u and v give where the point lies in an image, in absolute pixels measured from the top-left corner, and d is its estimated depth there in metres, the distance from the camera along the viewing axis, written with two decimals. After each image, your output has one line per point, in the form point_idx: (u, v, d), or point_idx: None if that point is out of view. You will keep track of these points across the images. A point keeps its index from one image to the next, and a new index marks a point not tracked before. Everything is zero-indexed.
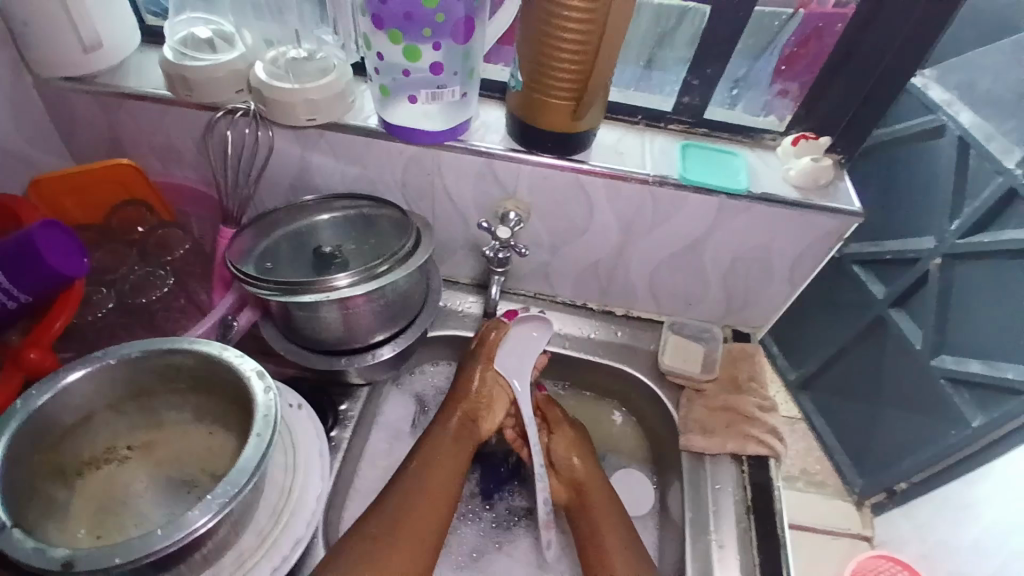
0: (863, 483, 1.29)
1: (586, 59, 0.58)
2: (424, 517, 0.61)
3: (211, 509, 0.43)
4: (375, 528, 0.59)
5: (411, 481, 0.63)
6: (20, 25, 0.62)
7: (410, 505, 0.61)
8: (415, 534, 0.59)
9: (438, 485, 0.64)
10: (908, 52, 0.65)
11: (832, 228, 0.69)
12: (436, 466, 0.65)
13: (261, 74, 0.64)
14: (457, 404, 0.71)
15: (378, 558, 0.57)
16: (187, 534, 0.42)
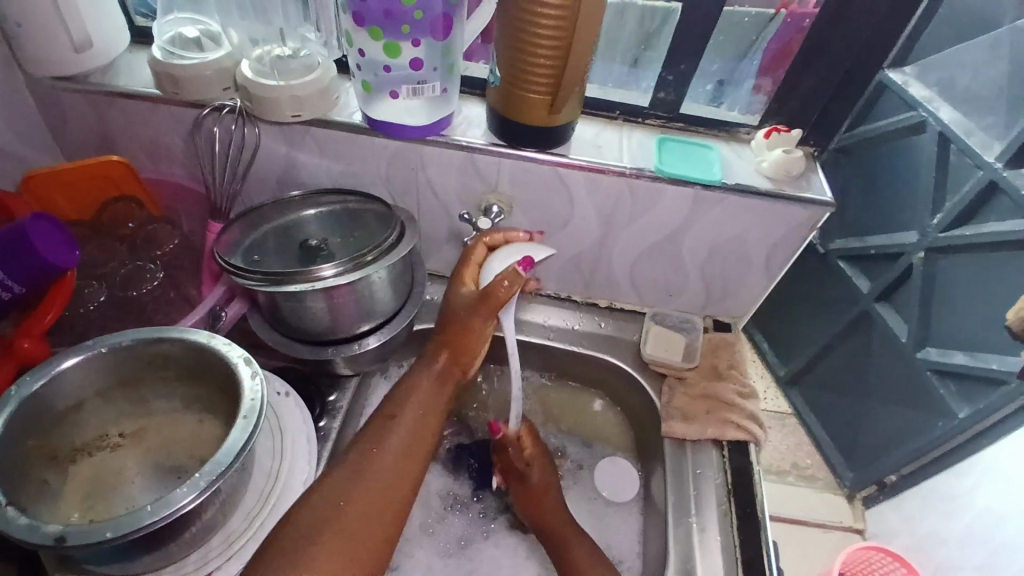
0: (853, 476, 1.55)
1: (561, 55, 0.60)
2: (401, 474, 0.57)
3: (197, 487, 0.45)
4: (339, 485, 0.54)
5: (386, 434, 0.59)
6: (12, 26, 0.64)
7: (384, 460, 0.57)
8: (388, 495, 0.56)
9: (414, 438, 0.60)
10: (872, 45, 0.68)
11: (805, 218, 0.71)
12: (412, 419, 0.61)
13: (248, 72, 0.66)
14: (442, 356, 0.67)
15: (344, 517, 0.52)
16: (175, 510, 0.44)
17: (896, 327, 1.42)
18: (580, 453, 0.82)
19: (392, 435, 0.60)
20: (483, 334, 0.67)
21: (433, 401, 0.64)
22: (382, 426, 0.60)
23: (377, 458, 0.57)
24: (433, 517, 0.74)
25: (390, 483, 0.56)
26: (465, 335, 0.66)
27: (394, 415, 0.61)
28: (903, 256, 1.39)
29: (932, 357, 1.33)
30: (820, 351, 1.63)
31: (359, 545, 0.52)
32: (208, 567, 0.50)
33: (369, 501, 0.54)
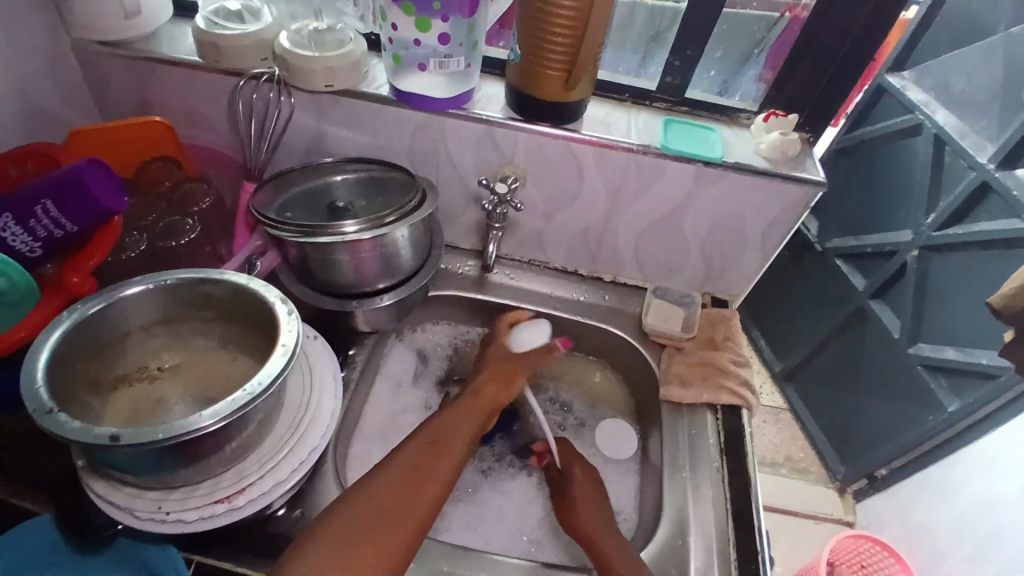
0: (845, 470, 1.58)
1: (577, 35, 0.65)
2: (413, 500, 0.57)
3: (217, 413, 0.48)
4: (362, 498, 0.56)
5: (378, 486, 0.57)
6: None
7: (387, 500, 0.56)
8: (408, 506, 0.56)
9: (407, 500, 0.56)
10: (864, 38, 0.73)
11: (799, 197, 0.76)
12: (420, 466, 0.60)
13: (285, 42, 0.72)
14: (466, 407, 0.68)
15: (363, 524, 0.54)
16: (198, 430, 0.47)
17: (890, 323, 1.47)
18: (584, 413, 0.87)
19: (383, 491, 0.57)
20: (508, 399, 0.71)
21: (435, 450, 0.62)
22: (377, 479, 0.58)
23: (363, 519, 0.54)
24: None
25: (369, 550, 0.52)
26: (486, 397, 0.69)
27: (392, 466, 0.59)
28: (896, 255, 1.44)
29: (924, 352, 1.37)
30: (817, 347, 1.67)
31: (376, 552, 0.52)
32: (243, 481, 0.55)
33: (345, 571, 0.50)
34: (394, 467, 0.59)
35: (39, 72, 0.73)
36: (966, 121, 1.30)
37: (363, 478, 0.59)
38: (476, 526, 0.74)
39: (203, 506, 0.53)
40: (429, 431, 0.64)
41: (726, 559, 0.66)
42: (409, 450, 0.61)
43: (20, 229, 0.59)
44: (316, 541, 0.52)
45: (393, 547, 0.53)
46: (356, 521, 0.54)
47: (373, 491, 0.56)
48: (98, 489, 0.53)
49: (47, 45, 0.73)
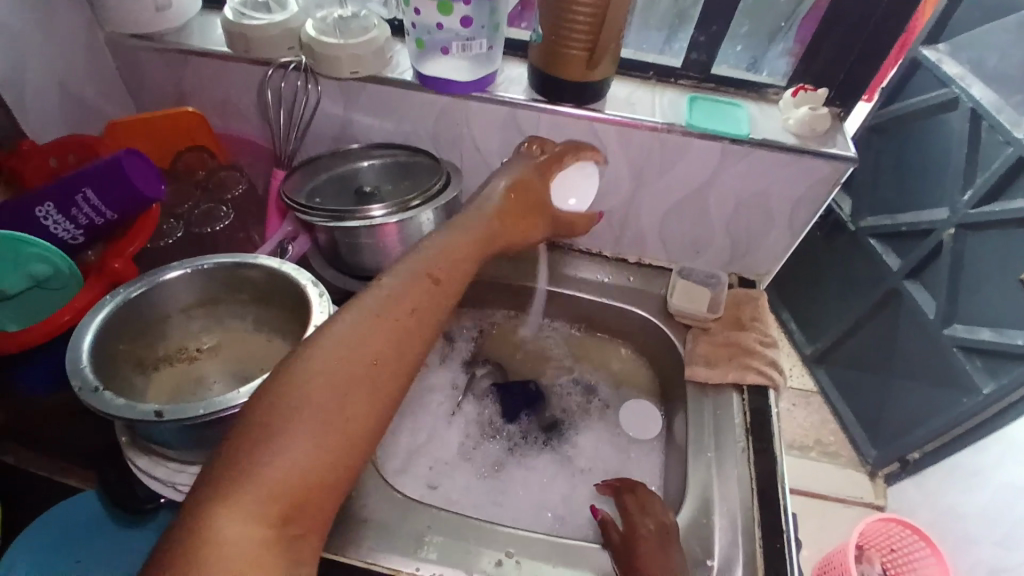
0: (877, 454, 1.55)
1: (599, 13, 0.66)
2: (411, 340, 0.50)
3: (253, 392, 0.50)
4: (348, 329, 0.48)
5: (371, 318, 0.49)
6: None
7: (386, 339, 0.48)
8: (406, 342, 0.49)
9: (414, 332, 0.50)
10: (892, 11, 0.72)
11: (828, 173, 0.74)
12: (421, 303, 0.52)
13: (311, 31, 0.73)
14: (474, 235, 0.60)
15: (358, 361, 0.46)
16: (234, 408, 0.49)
17: (925, 304, 1.43)
18: (608, 395, 0.88)
19: (388, 322, 0.49)
20: (520, 240, 0.66)
21: (444, 283, 0.54)
22: (377, 305, 0.50)
23: (360, 351, 0.47)
24: (471, 445, 0.81)
25: (377, 382, 0.47)
26: (496, 231, 0.63)
27: (391, 292, 0.51)
28: (933, 233, 1.39)
29: (958, 333, 1.34)
30: (847, 331, 1.63)
31: (372, 393, 0.46)
32: None
33: (351, 402, 0.45)
34: (397, 295, 0.51)
35: (77, 62, 0.76)
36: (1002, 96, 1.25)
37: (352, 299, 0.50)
38: (503, 502, 0.76)
39: None
40: (437, 259, 0.56)
41: (751, 536, 0.67)
42: (413, 277, 0.53)
43: (61, 216, 0.61)
44: (316, 368, 0.45)
45: (401, 380, 0.49)
46: (363, 351, 0.47)
47: (377, 318, 0.49)
48: (141, 464, 0.55)
49: (83, 35, 0.76)
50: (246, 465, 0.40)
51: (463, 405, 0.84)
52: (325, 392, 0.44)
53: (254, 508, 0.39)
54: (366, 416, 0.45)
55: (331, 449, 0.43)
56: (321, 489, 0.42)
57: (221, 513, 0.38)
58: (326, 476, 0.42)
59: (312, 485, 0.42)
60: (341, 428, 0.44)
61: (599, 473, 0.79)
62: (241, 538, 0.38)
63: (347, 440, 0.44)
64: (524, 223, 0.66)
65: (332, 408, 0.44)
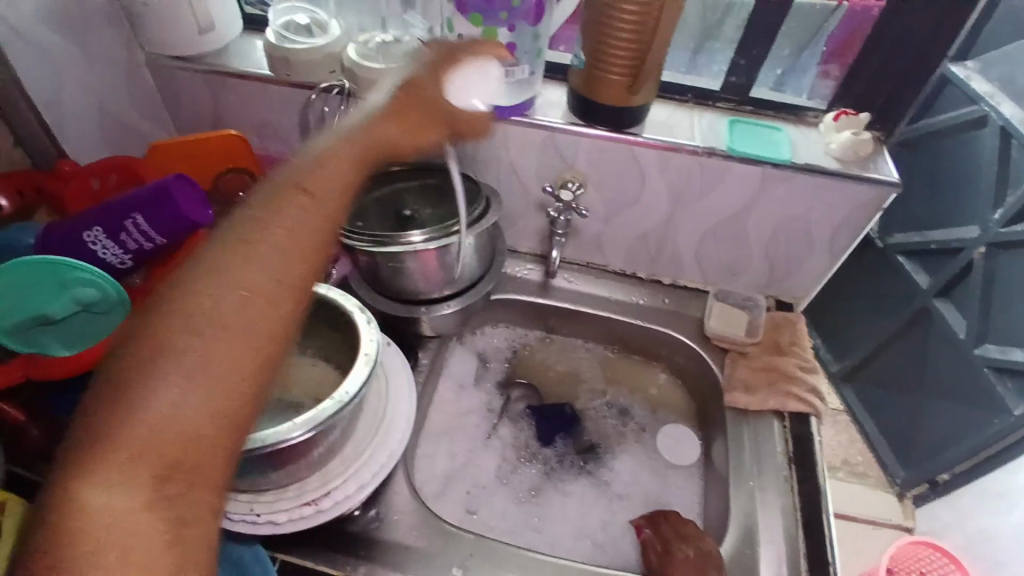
0: (905, 475, 1.53)
1: (641, 41, 0.65)
2: (293, 269, 0.47)
3: (305, 425, 0.50)
4: (214, 263, 0.44)
5: (245, 252, 0.45)
6: (139, 8, 0.72)
7: (266, 272, 0.45)
8: (288, 273, 0.46)
9: (297, 266, 0.47)
10: (936, 36, 0.71)
11: (870, 198, 0.74)
12: (298, 227, 0.48)
13: (353, 54, 0.73)
14: (355, 152, 0.55)
15: (231, 300, 0.43)
16: (286, 441, 0.50)
17: (955, 322, 1.40)
18: (644, 418, 0.87)
19: (260, 255, 0.45)
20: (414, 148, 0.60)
21: (329, 212, 0.51)
22: (251, 240, 0.46)
23: (234, 287, 0.43)
24: (507, 469, 0.80)
25: (263, 323, 0.43)
26: (384, 144, 0.57)
27: (266, 224, 0.47)
28: (962, 252, 1.37)
29: (991, 354, 1.32)
30: (875, 349, 1.60)
31: (255, 331, 0.43)
32: (329, 484, 0.57)
33: (231, 345, 0.42)
34: (274, 228, 0.47)
35: (116, 85, 0.77)
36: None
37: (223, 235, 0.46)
38: (541, 528, 0.75)
39: (292, 508, 0.56)
40: (321, 187, 0.51)
41: (798, 570, 0.66)
42: (288, 207, 0.49)
43: (110, 241, 0.62)
44: (180, 313, 0.41)
45: (290, 317, 0.45)
46: (240, 293, 0.43)
47: (251, 254, 0.45)
48: None
49: (123, 59, 0.77)
50: (109, 428, 0.37)
51: (498, 427, 0.84)
52: (195, 336, 0.41)
53: (127, 469, 0.37)
54: (246, 358, 0.42)
55: (212, 398, 0.40)
56: (204, 442, 0.40)
57: (91, 479, 0.36)
58: (210, 428, 0.40)
59: (194, 439, 0.39)
60: (221, 373, 0.41)
61: (637, 499, 0.79)
62: (121, 503, 0.36)
63: (229, 386, 0.41)
64: (423, 131, 0.59)
65: (207, 355, 0.41)
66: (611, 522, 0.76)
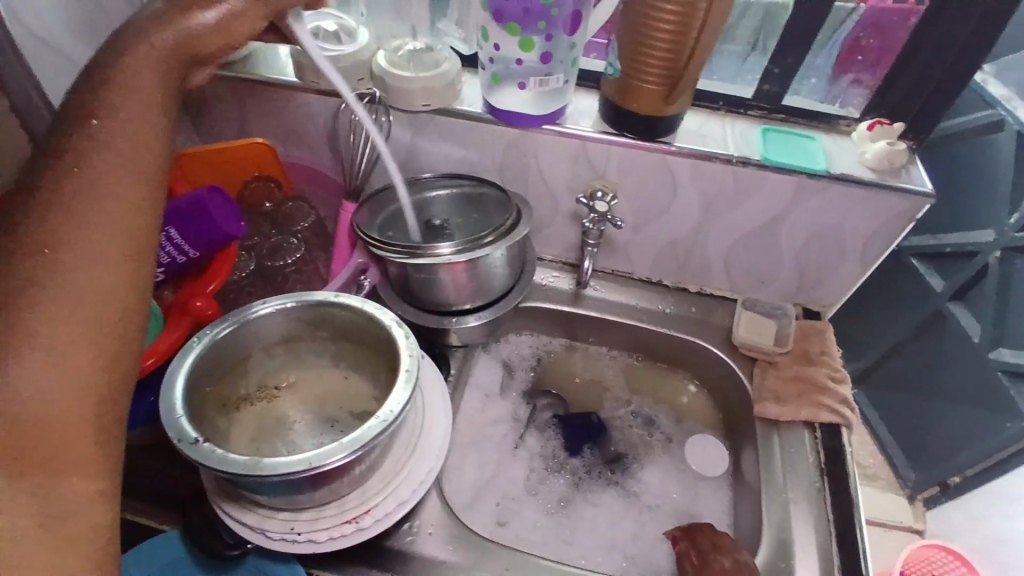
0: (917, 478, 1.53)
1: (677, 50, 0.64)
2: (132, 235, 0.45)
3: (347, 449, 0.50)
4: (47, 234, 0.42)
5: (80, 225, 0.43)
6: None
7: (105, 244, 0.43)
8: (130, 238, 0.45)
9: (139, 231, 0.46)
10: (974, 46, 0.70)
11: (904, 208, 0.73)
12: (121, 183, 0.45)
13: (382, 62, 0.72)
14: (141, 74, 0.48)
15: (72, 281, 0.42)
16: (332, 464, 0.49)
17: (969, 326, 1.37)
18: (670, 427, 0.86)
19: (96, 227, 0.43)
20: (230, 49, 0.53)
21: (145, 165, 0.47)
22: (71, 212, 0.43)
23: (79, 267, 0.42)
24: (536, 479, 0.80)
25: (112, 301, 0.44)
26: (169, 45, 0.49)
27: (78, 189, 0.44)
28: (977, 256, 1.34)
29: (1005, 358, 1.29)
30: (883, 355, 1.56)
31: (106, 309, 0.43)
32: (370, 502, 0.56)
33: (79, 328, 0.42)
34: (89, 193, 0.44)
35: None
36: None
37: (40, 201, 0.42)
38: (572, 540, 0.74)
39: (333, 527, 0.55)
40: (124, 139, 0.47)
41: None
42: (107, 166, 0.45)
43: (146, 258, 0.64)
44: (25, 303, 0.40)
45: (135, 284, 0.45)
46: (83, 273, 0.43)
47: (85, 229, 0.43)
48: (233, 511, 0.55)
49: None
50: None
51: (525, 437, 0.83)
52: (46, 326, 0.40)
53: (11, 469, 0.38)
54: (105, 340, 0.43)
55: (70, 386, 0.41)
56: (72, 430, 0.41)
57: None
58: (74, 411, 0.41)
59: (61, 426, 0.40)
60: (70, 355, 0.41)
61: (667, 510, 0.78)
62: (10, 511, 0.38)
63: (85, 368, 0.42)
64: (246, 27, 0.51)
65: (53, 346, 0.40)
66: (641, 534, 0.76)
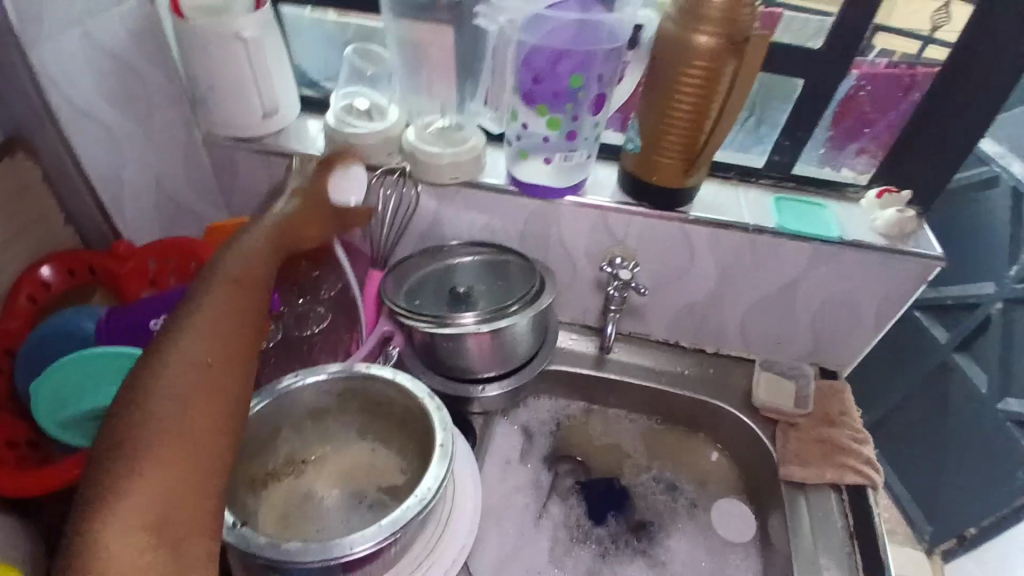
0: (932, 531, 1.50)
1: (696, 123, 0.67)
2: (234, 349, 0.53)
3: (375, 537, 0.49)
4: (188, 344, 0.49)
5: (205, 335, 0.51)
6: (205, 91, 0.75)
7: (217, 352, 0.51)
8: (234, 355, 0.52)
9: (234, 327, 0.54)
10: (978, 120, 0.74)
11: (917, 272, 0.75)
12: (236, 310, 0.55)
13: (413, 138, 0.75)
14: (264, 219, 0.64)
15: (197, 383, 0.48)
16: (368, 548, 0.49)
17: (976, 377, 1.36)
18: (693, 492, 0.85)
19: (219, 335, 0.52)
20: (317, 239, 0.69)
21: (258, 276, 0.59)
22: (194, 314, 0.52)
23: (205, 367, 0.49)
24: (561, 549, 0.78)
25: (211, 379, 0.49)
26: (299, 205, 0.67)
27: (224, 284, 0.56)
28: (979, 307, 1.34)
29: (1013, 409, 1.28)
30: (895, 407, 1.54)
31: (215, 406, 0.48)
32: None
33: (197, 403, 0.47)
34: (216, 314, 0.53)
35: (173, 166, 0.78)
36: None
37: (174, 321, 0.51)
38: None
39: None
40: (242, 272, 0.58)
41: None
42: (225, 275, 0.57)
43: None
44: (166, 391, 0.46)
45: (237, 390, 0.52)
46: (196, 352, 0.49)
47: (205, 317, 0.52)
48: None
49: (180, 140, 0.78)
50: (111, 492, 0.39)
51: (548, 506, 0.82)
52: (180, 407, 0.45)
53: (136, 507, 0.39)
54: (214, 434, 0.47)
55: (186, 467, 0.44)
56: (186, 506, 0.43)
57: (110, 526, 0.38)
58: (185, 484, 0.43)
59: (177, 483, 0.42)
60: (188, 424, 0.45)
61: None
62: (133, 547, 0.38)
63: (199, 443, 0.45)
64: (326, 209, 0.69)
65: (175, 426, 0.44)
66: None
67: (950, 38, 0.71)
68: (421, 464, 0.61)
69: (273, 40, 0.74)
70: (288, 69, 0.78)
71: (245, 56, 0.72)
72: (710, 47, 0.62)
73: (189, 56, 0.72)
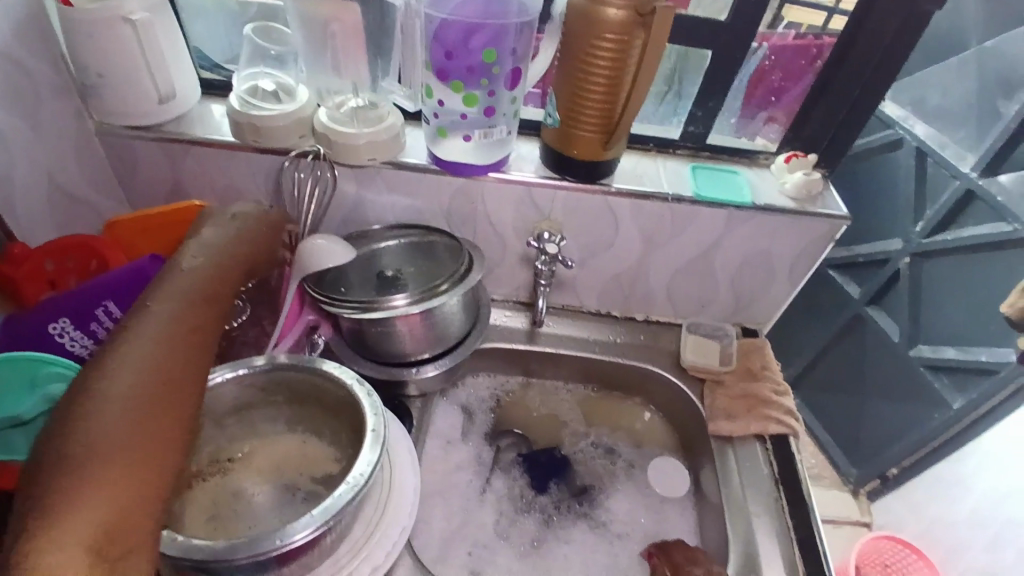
0: (858, 473, 1.59)
1: (614, 96, 0.68)
2: (193, 355, 0.48)
3: (312, 522, 0.49)
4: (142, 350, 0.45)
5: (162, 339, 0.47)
6: (94, 78, 0.69)
7: (175, 355, 0.47)
8: (194, 361, 0.48)
9: (190, 331, 0.49)
10: (874, 83, 0.78)
11: (824, 230, 0.80)
12: (192, 316, 0.50)
13: (324, 118, 0.73)
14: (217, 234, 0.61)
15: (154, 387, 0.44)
16: (301, 536, 0.48)
17: (888, 329, 1.46)
18: (631, 454, 0.88)
19: (176, 339, 0.48)
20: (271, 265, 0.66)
21: (220, 284, 0.56)
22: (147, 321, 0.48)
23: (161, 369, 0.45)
24: (506, 522, 0.79)
25: (175, 379, 0.45)
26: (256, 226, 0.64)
27: (185, 288, 0.53)
28: (889, 263, 1.44)
29: (925, 354, 1.38)
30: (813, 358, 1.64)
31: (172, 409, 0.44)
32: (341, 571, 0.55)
33: (152, 408, 0.42)
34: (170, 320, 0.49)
35: (67, 160, 0.73)
36: (969, 99, 1.25)
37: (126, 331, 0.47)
38: None
39: None
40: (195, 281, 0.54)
41: None
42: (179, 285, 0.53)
43: (77, 331, 0.63)
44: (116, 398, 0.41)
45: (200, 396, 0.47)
46: (150, 357, 0.45)
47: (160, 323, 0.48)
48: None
49: (74, 131, 0.73)
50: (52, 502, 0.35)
51: (492, 480, 0.83)
52: (130, 414, 0.41)
53: (81, 519, 0.35)
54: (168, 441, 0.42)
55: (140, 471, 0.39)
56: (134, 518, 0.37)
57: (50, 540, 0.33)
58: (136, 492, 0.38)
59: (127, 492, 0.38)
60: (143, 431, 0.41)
61: (637, 538, 0.80)
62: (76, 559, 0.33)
63: (152, 449, 0.41)
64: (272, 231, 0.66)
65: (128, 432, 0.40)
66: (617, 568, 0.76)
67: (849, 7, 0.74)
68: (354, 450, 0.61)
69: (165, 21, 0.69)
70: (184, 52, 0.74)
71: (133, 38, 0.67)
72: (620, 19, 0.63)
73: (73, 40, 0.66)
